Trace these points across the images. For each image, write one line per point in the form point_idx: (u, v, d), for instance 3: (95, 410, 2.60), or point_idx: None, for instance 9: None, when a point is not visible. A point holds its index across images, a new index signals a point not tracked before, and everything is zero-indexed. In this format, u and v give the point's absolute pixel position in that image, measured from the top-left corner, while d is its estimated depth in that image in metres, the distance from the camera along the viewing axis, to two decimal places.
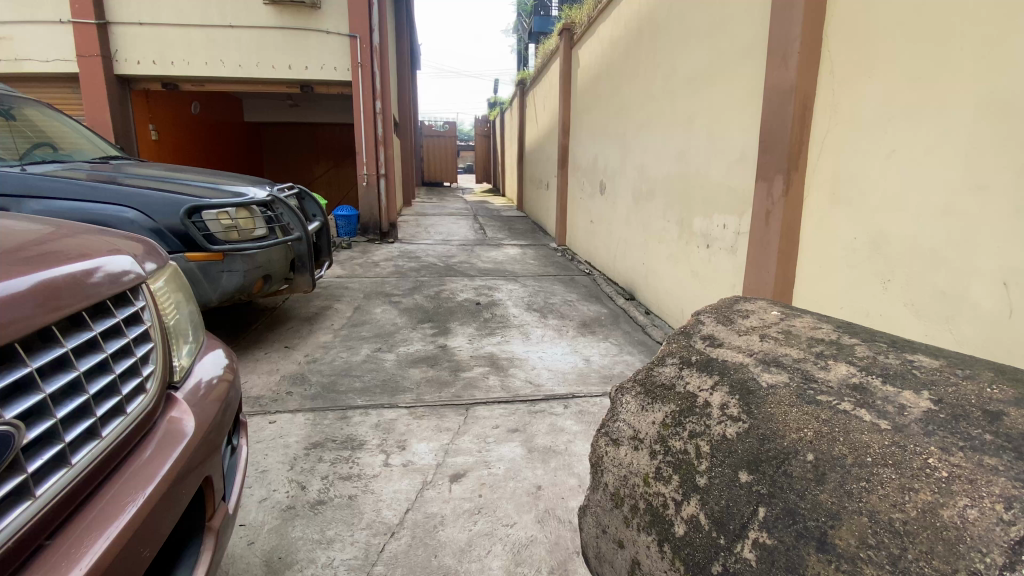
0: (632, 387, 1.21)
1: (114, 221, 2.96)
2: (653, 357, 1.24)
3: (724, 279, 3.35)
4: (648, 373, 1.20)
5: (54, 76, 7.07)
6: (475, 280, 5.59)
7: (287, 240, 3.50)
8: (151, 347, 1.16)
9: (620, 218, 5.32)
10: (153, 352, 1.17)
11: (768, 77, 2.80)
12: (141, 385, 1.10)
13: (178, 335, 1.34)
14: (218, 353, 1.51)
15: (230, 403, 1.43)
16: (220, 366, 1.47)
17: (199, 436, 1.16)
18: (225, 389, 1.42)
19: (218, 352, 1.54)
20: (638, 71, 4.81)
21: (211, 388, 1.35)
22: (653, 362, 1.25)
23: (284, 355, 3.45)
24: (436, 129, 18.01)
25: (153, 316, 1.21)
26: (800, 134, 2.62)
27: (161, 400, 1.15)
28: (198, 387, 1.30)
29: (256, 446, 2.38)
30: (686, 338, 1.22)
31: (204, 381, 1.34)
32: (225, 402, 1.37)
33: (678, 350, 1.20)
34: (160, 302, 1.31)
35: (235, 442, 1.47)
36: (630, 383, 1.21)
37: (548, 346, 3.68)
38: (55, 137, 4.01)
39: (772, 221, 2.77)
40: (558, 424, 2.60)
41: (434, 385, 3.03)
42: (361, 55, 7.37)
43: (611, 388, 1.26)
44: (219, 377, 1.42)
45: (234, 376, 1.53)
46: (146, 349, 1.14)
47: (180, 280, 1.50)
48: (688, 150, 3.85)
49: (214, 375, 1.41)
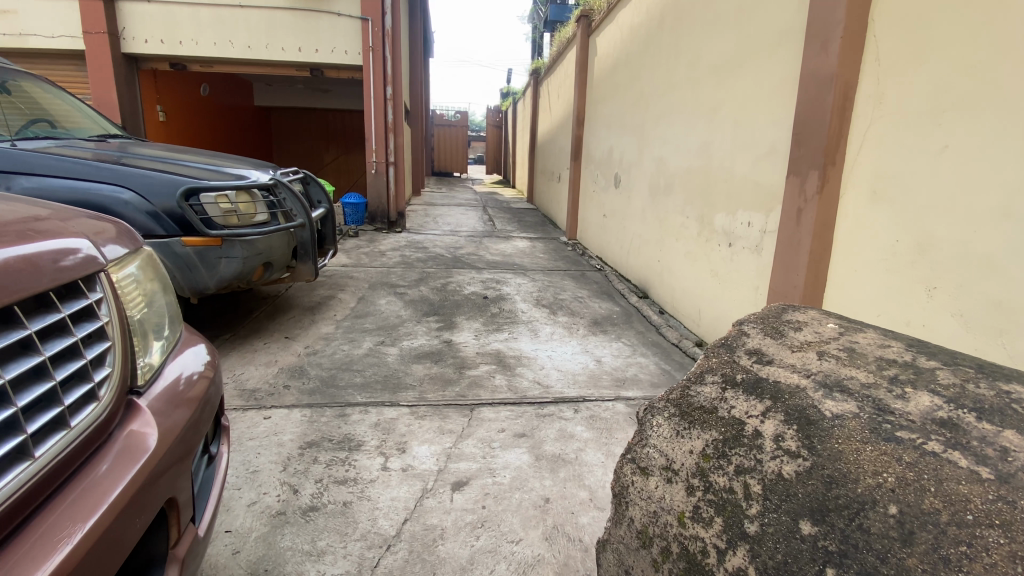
0: (663, 408, 1.04)
1: (109, 202, 2.84)
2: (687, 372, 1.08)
3: (747, 280, 3.17)
4: (684, 393, 1.03)
5: (62, 54, 6.97)
6: (483, 273, 5.43)
7: (290, 227, 3.35)
8: (108, 346, 1.02)
9: (635, 212, 5.13)
10: (111, 353, 1.02)
11: (805, 64, 2.60)
12: (93, 392, 0.96)
13: (148, 331, 1.19)
14: (198, 351, 1.37)
15: (208, 408, 1.30)
16: (198, 363, 1.34)
17: (164, 449, 1.02)
18: (201, 393, 1.28)
19: (198, 348, 1.39)
20: (659, 59, 4.61)
21: (187, 390, 1.22)
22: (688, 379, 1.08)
23: (284, 346, 3.32)
24: (447, 119, 17.85)
25: (114, 311, 1.06)
26: (838, 126, 2.42)
27: (120, 409, 1.01)
28: (170, 391, 1.16)
29: (249, 444, 2.25)
30: (728, 353, 1.06)
31: (177, 382, 1.21)
32: (201, 408, 1.24)
33: (719, 366, 1.03)
34: (124, 295, 1.15)
35: (214, 451, 1.35)
36: (661, 402, 1.05)
37: (558, 345, 3.53)
38: (56, 114, 3.88)
39: (803, 220, 2.58)
40: (568, 429, 2.45)
41: (437, 383, 2.88)
42: (372, 38, 7.18)
43: (639, 407, 1.08)
44: (196, 377, 1.29)
45: (213, 375, 1.39)
46: (100, 350, 0.99)
47: (156, 268, 1.35)
48: (712, 144, 3.66)
49: (191, 373, 1.27)
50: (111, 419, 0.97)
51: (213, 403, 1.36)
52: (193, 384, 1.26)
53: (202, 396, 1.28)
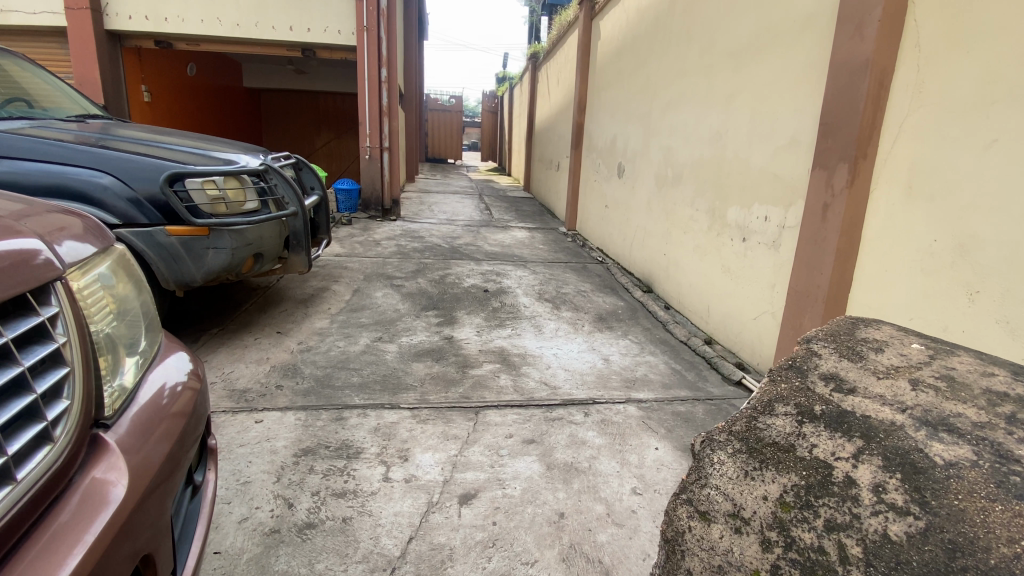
0: (724, 441, 0.89)
1: (88, 187, 2.63)
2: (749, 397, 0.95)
3: (763, 277, 3.05)
4: (750, 426, 0.89)
5: (40, 30, 6.62)
6: (482, 264, 5.27)
7: (282, 215, 3.15)
8: (66, 374, 0.86)
9: (639, 203, 4.99)
10: (70, 381, 0.87)
11: (835, 50, 2.46)
12: (46, 432, 0.80)
13: (120, 346, 1.04)
14: (180, 364, 1.22)
15: (192, 430, 1.16)
16: (182, 373, 1.21)
17: (135, 495, 0.87)
18: (184, 412, 1.14)
19: (179, 360, 1.24)
20: (668, 44, 4.44)
21: (170, 404, 1.11)
22: (749, 407, 0.94)
23: (276, 342, 3.15)
24: (441, 104, 17.47)
25: (74, 328, 0.90)
26: (871, 116, 2.29)
27: (82, 448, 0.86)
28: (148, 415, 1.02)
29: (240, 451, 2.10)
30: (799, 377, 0.93)
31: (156, 403, 1.06)
32: (182, 434, 1.10)
33: (791, 395, 0.90)
34: (88, 307, 0.98)
35: (198, 479, 1.22)
36: (721, 434, 0.90)
37: (563, 342, 3.39)
38: (31, 92, 3.62)
39: (830, 217, 2.44)
40: (579, 435, 2.32)
41: (439, 384, 2.73)
42: (367, 18, 6.85)
43: (693, 439, 0.93)
44: (180, 388, 1.16)
45: (200, 388, 1.25)
46: (54, 378, 0.84)
47: (130, 269, 1.19)
48: (726, 134, 3.51)
49: (175, 384, 1.16)
50: (70, 463, 0.82)
51: (200, 423, 1.22)
52: (174, 406, 1.12)
53: (185, 418, 1.14)
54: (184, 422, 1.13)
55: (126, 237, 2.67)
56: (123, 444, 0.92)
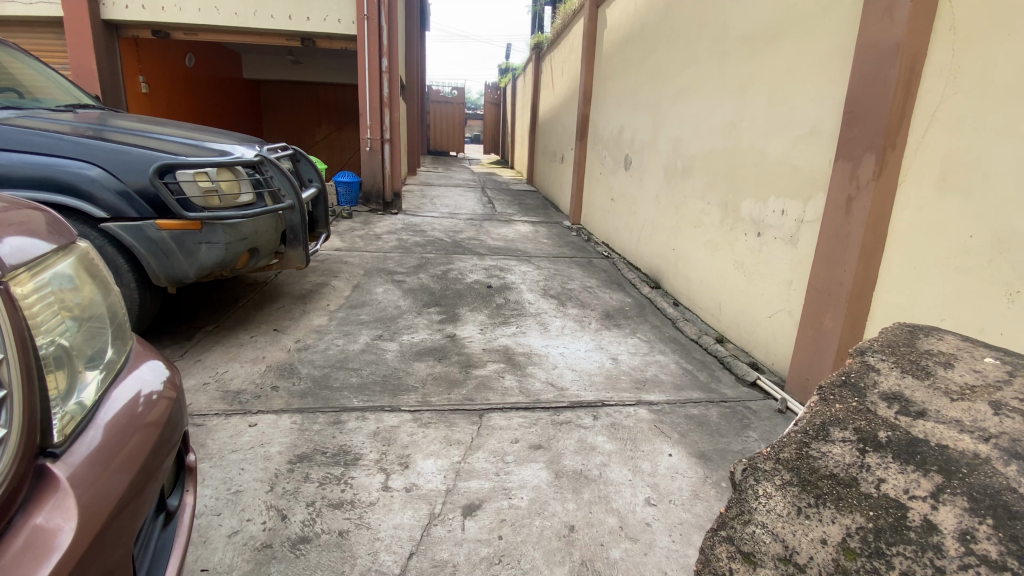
0: (772, 470, 0.84)
1: (75, 179, 2.50)
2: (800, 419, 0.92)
3: (779, 273, 2.92)
4: (803, 455, 0.84)
5: (35, 20, 6.49)
6: (485, 259, 5.15)
7: (279, 209, 3.03)
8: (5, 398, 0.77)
9: (647, 196, 4.86)
10: (7, 406, 0.77)
11: (861, 34, 2.33)
12: None
13: (77, 358, 0.95)
14: (152, 373, 1.15)
15: (167, 443, 1.09)
16: (156, 382, 1.14)
17: (89, 535, 0.78)
18: (157, 424, 1.07)
19: (153, 368, 1.16)
20: (678, 31, 4.29)
21: (145, 413, 1.05)
22: (798, 433, 0.90)
23: (272, 340, 3.04)
24: (443, 96, 17.28)
25: (18, 345, 0.81)
26: (901, 104, 2.15)
27: (26, 483, 0.76)
28: (115, 432, 0.94)
29: (232, 458, 2.00)
30: (859, 400, 0.90)
31: (125, 418, 0.99)
32: (155, 449, 1.03)
33: (850, 419, 0.87)
34: (34, 319, 0.88)
35: (174, 503, 1.15)
36: (767, 463, 0.85)
37: (570, 341, 3.27)
38: (21, 81, 3.49)
39: (854, 210, 2.32)
40: (588, 440, 2.20)
41: (441, 384, 2.62)
42: (367, 6, 6.69)
43: (733, 467, 0.88)
44: (154, 398, 1.10)
45: (174, 398, 1.18)
46: None
47: (91, 268, 1.10)
48: (739, 124, 3.37)
49: (150, 393, 1.10)
50: (10, 503, 0.72)
51: (175, 434, 1.15)
52: (147, 418, 1.04)
53: (158, 430, 1.06)
54: (158, 435, 1.06)
55: (115, 232, 2.56)
56: (83, 465, 0.85)
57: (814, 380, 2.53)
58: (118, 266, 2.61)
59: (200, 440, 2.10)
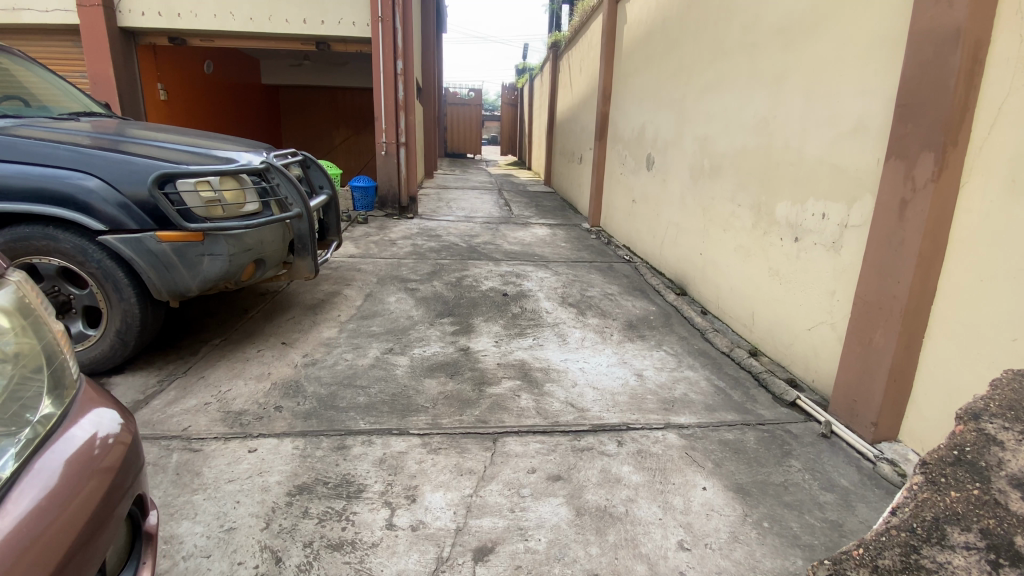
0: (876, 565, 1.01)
1: (72, 190, 2.42)
2: (918, 513, 1.06)
3: (821, 283, 2.69)
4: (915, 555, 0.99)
5: (56, 30, 6.58)
6: (501, 265, 4.97)
7: (286, 218, 2.90)
8: None
9: (671, 198, 4.63)
10: None
11: (915, 16, 2.08)
12: None
13: None
14: (104, 415, 1.10)
15: (122, 489, 1.06)
16: (111, 425, 1.10)
17: None
18: (112, 469, 1.04)
19: (106, 411, 1.12)
20: (703, 23, 4.07)
21: (101, 457, 1.03)
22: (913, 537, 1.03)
23: (279, 354, 2.91)
24: (460, 97, 17.20)
25: None
26: (964, 96, 1.91)
27: None
28: (59, 489, 0.91)
29: (227, 489, 1.86)
30: (991, 504, 1.00)
31: (71, 472, 0.95)
32: (109, 495, 1.01)
33: (976, 522, 0.99)
34: None
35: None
36: (869, 556, 1.02)
37: (591, 354, 3.07)
38: (30, 90, 3.46)
39: (909, 215, 2.06)
40: (612, 470, 2.01)
41: (452, 404, 2.44)
42: (381, 8, 6.60)
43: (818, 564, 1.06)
44: (111, 441, 1.07)
45: (133, 441, 1.14)
46: None
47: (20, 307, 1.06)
48: (774, 120, 3.14)
49: (106, 436, 1.07)
50: None
51: (133, 478, 1.12)
52: (102, 465, 1.02)
53: (113, 475, 1.04)
54: (112, 481, 1.03)
55: (113, 245, 2.46)
56: (24, 521, 0.83)
57: (863, 403, 2.29)
58: (117, 280, 2.52)
59: (196, 468, 1.97)
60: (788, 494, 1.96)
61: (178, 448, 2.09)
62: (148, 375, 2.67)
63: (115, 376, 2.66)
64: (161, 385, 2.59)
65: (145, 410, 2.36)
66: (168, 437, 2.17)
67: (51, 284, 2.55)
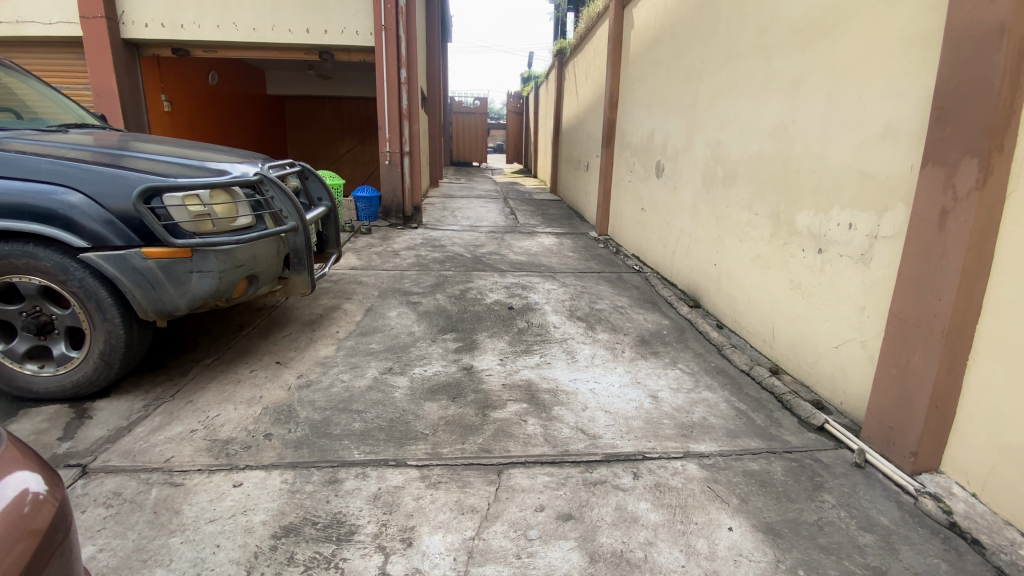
0: None
1: (53, 206, 2.30)
2: None
3: (849, 297, 2.52)
4: None
5: (61, 42, 6.57)
6: (506, 276, 4.82)
7: (280, 232, 2.76)
8: None
9: (682, 206, 4.47)
10: None
11: (952, 9, 1.92)
12: None
13: None
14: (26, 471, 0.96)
15: (52, 555, 0.91)
16: (35, 482, 0.95)
17: None
18: (42, 532, 0.90)
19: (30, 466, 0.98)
20: (715, 26, 3.93)
21: (30, 519, 0.89)
22: None
23: (273, 375, 2.77)
24: (465, 106, 17.17)
25: None
26: (1012, 96, 1.73)
27: None
28: None
29: (208, 531, 1.71)
30: None
31: None
32: (36, 562, 0.86)
33: None
34: None
35: None
36: None
37: (602, 374, 2.89)
38: (22, 102, 3.38)
39: (950, 226, 1.88)
40: (628, 508, 1.84)
41: (454, 431, 2.27)
42: (385, 17, 6.52)
43: None
44: (41, 499, 0.93)
45: (65, 500, 1.00)
46: None
47: None
48: (794, 125, 2.98)
49: (33, 494, 0.93)
50: None
51: (66, 542, 0.97)
52: (28, 527, 0.88)
53: (43, 538, 0.90)
54: (42, 544, 0.89)
55: (96, 262, 2.33)
56: None
57: (901, 430, 2.10)
58: (100, 299, 2.39)
59: (176, 506, 1.82)
60: (823, 535, 1.78)
61: (158, 482, 1.95)
62: (135, 399, 2.54)
63: (99, 400, 2.53)
64: (147, 410, 2.45)
65: (128, 439, 2.22)
66: (149, 469, 2.02)
67: (32, 304, 2.43)
